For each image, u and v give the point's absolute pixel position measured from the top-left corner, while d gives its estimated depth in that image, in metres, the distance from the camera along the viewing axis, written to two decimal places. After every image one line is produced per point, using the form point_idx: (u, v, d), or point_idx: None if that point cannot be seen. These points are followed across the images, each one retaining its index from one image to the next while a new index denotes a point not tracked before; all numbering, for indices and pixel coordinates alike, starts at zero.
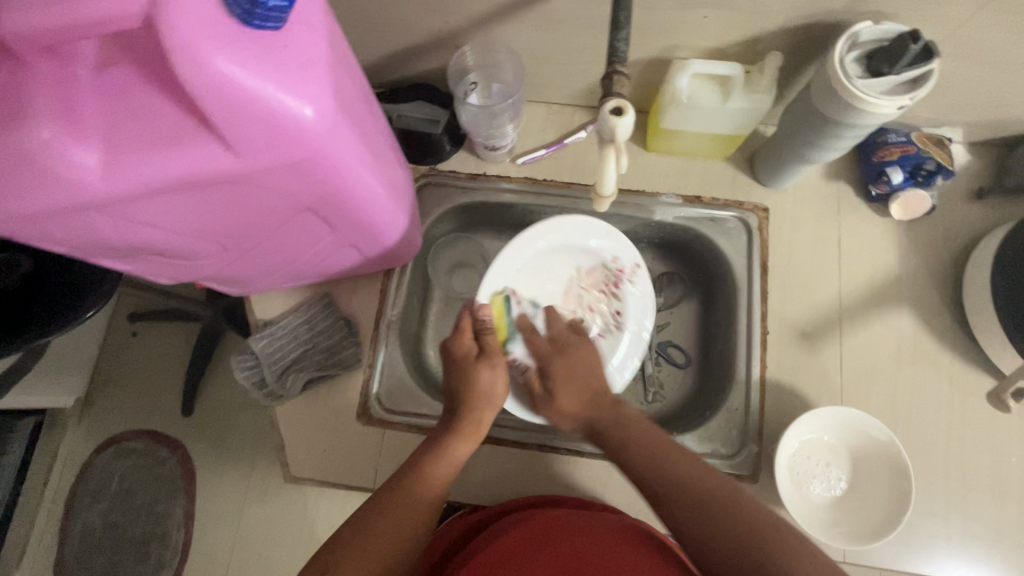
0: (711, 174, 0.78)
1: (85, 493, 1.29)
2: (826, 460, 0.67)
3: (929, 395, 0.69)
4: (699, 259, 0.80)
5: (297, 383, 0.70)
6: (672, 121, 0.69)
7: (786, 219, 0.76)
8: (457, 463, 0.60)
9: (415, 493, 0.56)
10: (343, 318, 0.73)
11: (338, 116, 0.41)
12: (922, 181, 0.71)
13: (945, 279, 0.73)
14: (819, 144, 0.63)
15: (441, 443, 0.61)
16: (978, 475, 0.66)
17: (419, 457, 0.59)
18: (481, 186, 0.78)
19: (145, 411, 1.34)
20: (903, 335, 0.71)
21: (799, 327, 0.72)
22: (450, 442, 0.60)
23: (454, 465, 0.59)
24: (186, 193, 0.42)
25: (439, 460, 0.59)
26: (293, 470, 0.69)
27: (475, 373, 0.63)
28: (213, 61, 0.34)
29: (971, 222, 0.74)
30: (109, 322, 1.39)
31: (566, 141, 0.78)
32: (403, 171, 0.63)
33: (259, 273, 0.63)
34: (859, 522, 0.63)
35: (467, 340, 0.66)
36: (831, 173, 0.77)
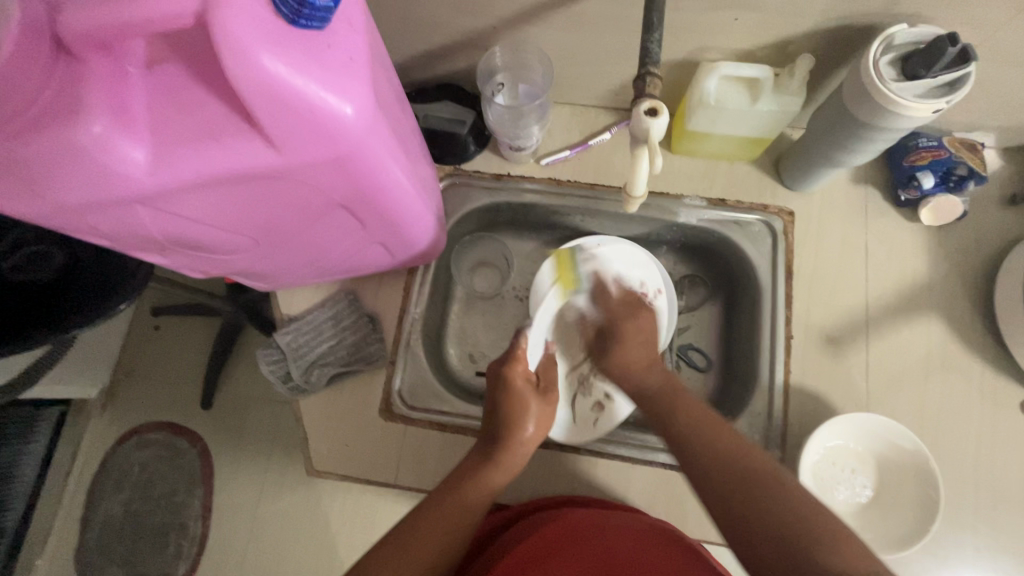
0: (736, 177, 0.77)
1: (106, 482, 1.32)
2: (852, 467, 0.66)
3: (958, 404, 0.68)
4: (722, 262, 0.79)
5: (321, 378, 0.71)
6: (699, 123, 0.69)
7: (813, 223, 0.75)
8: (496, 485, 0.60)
9: (453, 507, 0.57)
10: (366, 315, 0.74)
11: (376, 114, 0.42)
12: (954, 187, 0.70)
13: (976, 286, 0.72)
14: (849, 148, 0.63)
15: (483, 461, 0.60)
16: (1009, 486, 0.65)
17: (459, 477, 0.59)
18: (505, 187, 0.78)
19: (167, 403, 1.36)
20: (931, 342, 0.70)
21: (824, 332, 0.71)
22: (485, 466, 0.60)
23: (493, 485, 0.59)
24: (227, 188, 0.43)
25: (479, 480, 0.59)
26: (316, 464, 0.70)
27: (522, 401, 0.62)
28: (261, 59, 0.35)
29: (1003, 228, 0.73)
30: (134, 316, 1.42)
31: (591, 142, 0.79)
32: (430, 170, 0.63)
33: (288, 268, 0.64)
34: (884, 530, 0.63)
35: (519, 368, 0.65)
36: (859, 177, 0.76)
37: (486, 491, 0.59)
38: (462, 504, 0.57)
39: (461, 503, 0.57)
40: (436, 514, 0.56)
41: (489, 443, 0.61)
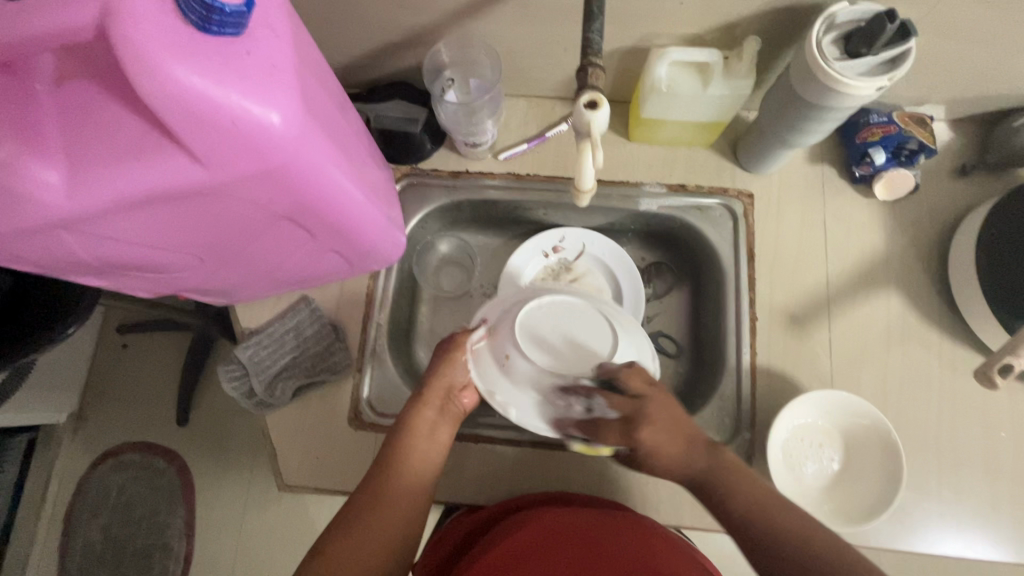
0: (695, 162, 0.77)
1: (83, 508, 1.28)
2: (819, 441, 0.67)
3: (918, 373, 0.69)
4: (685, 247, 0.80)
5: (287, 391, 0.69)
6: (652, 110, 0.69)
7: (772, 204, 0.76)
8: (435, 437, 0.62)
9: (392, 483, 0.58)
10: (329, 324, 0.73)
11: (307, 121, 0.40)
12: (906, 161, 0.71)
13: (932, 257, 0.73)
14: (800, 128, 0.63)
15: (411, 408, 0.63)
16: (968, 451, 0.67)
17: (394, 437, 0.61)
18: (464, 184, 0.77)
19: (140, 423, 1.33)
20: (890, 316, 0.71)
21: (788, 312, 0.72)
22: (413, 408, 0.63)
23: (432, 437, 0.62)
24: (156, 207, 0.41)
25: (413, 438, 0.61)
26: (287, 479, 0.68)
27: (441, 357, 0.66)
28: (171, 71, 0.33)
29: (956, 198, 0.74)
30: (98, 335, 1.38)
31: (548, 134, 0.77)
32: (385, 179, 0.62)
33: (241, 283, 0.62)
34: (852, 503, 0.64)
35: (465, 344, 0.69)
36: (815, 156, 0.76)
37: (426, 448, 0.61)
38: (405, 470, 0.59)
39: (408, 476, 0.59)
40: (387, 487, 0.58)
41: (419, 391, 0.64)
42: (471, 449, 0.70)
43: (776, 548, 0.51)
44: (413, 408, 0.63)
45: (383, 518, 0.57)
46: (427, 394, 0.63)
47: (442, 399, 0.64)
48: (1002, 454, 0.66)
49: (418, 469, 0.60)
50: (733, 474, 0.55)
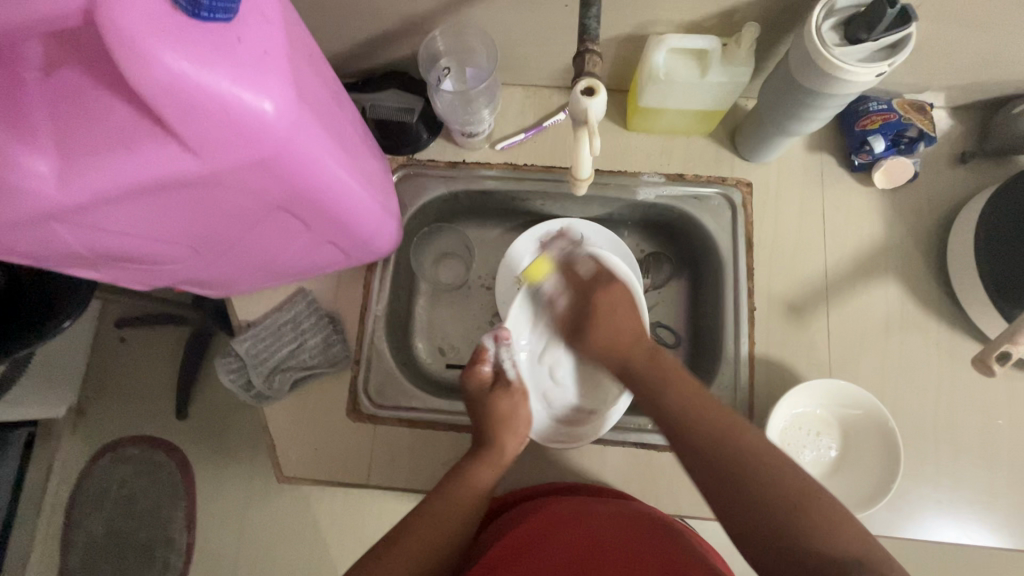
0: (694, 151, 0.77)
1: (85, 501, 1.29)
2: (817, 430, 0.67)
3: (916, 361, 0.69)
4: (683, 237, 0.79)
5: (284, 383, 0.69)
6: (650, 99, 0.68)
7: (770, 192, 0.75)
8: (483, 486, 0.60)
9: (437, 516, 0.56)
10: (326, 316, 0.72)
11: (301, 109, 0.40)
12: (906, 148, 0.71)
13: (931, 246, 0.73)
14: (798, 115, 0.63)
15: (470, 461, 0.61)
16: (965, 439, 0.67)
17: (447, 478, 0.60)
18: (461, 174, 0.77)
19: (140, 417, 1.33)
20: (888, 304, 0.71)
21: (786, 301, 0.72)
22: (479, 463, 0.61)
23: (480, 487, 0.60)
24: (149, 197, 0.41)
25: (460, 481, 0.59)
26: (286, 471, 0.68)
27: (493, 400, 0.65)
28: (161, 58, 0.33)
29: (955, 186, 0.74)
30: (97, 329, 1.37)
31: (545, 123, 0.77)
32: (381, 172, 0.62)
33: (237, 274, 0.61)
34: (852, 492, 0.64)
35: (483, 370, 0.67)
36: (814, 144, 0.76)
37: (476, 495, 0.59)
38: (459, 510, 0.58)
39: (457, 505, 0.58)
40: (438, 520, 0.56)
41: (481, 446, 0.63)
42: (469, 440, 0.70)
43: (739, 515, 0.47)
44: (473, 461, 0.61)
45: (431, 545, 0.55)
46: (501, 455, 0.62)
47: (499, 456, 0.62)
48: (1000, 441, 0.67)
49: (468, 510, 0.58)
50: (701, 430, 0.51)
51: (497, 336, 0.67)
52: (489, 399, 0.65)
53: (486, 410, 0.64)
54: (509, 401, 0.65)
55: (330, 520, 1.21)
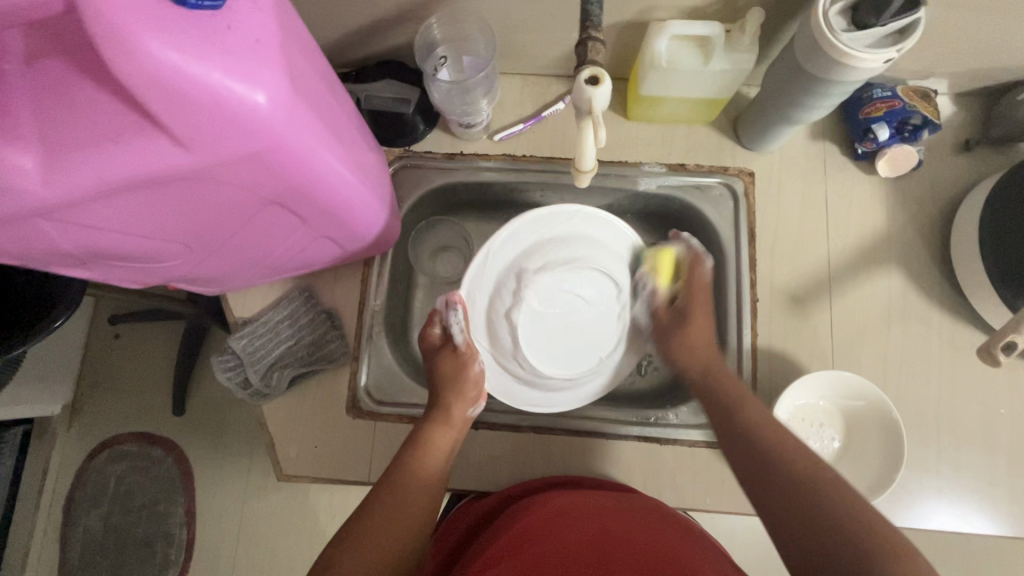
0: (695, 140, 0.76)
1: (82, 498, 1.28)
2: (821, 421, 0.67)
3: (918, 350, 0.69)
4: (684, 227, 0.78)
5: (282, 380, 0.68)
6: (651, 87, 0.67)
7: (773, 182, 0.74)
8: (443, 445, 0.62)
9: (400, 482, 0.58)
10: (324, 311, 0.71)
11: (295, 100, 0.39)
12: (909, 136, 0.70)
13: (934, 234, 0.72)
14: (802, 103, 0.61)
15: (424, 424, 0.63)
16: (967, 427, 0.67)
17: (407, 444, 0.62)
18: (459, 166, 0.76)
19: (136, 413, 1.32)
20: (891, 294, 0.71)
21: (789, 292, 0.71)
22: (434, 425, 0.62)
23: (440, 446, 0.61)
24: (138, 193, 0.40)
25: (418, 445, 0.60)
26: (286, 469, 0.67)
27: (438, 359, 0.67)
28: (148, 48, 0.31)
29: (959, 174, 0.73)
30: (90, 326, 1.35)
31: (544, 114, 0.75)
32: (377, 164, 0.61)
33: (231, 270, 0.60)
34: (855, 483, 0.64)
35: (434, 334, 0.69)
36: (817, 132, 0.75)
37: (437, 458, 0.61)
38: (419, 481, 0.59)
39: (421, 469, 0.59)
40: (402, 485, 0.57)
41: (434, 407, 0.64)
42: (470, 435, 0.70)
43: (783, 513, 0.46)
44: (430, 423, 0.62)
45: (399, 512, 0.56)
46: (451, 411, 0.63)
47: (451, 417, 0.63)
48: (1001, 430, 0.67)
49: (430, 472, 0.60)
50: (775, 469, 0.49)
51: (450, 299, 0.67)
52: (436, 360, 0.67)
53: (433, 371, 0.67)
54: (452, 361, 0.66)
55: (330, 514, 1.21)
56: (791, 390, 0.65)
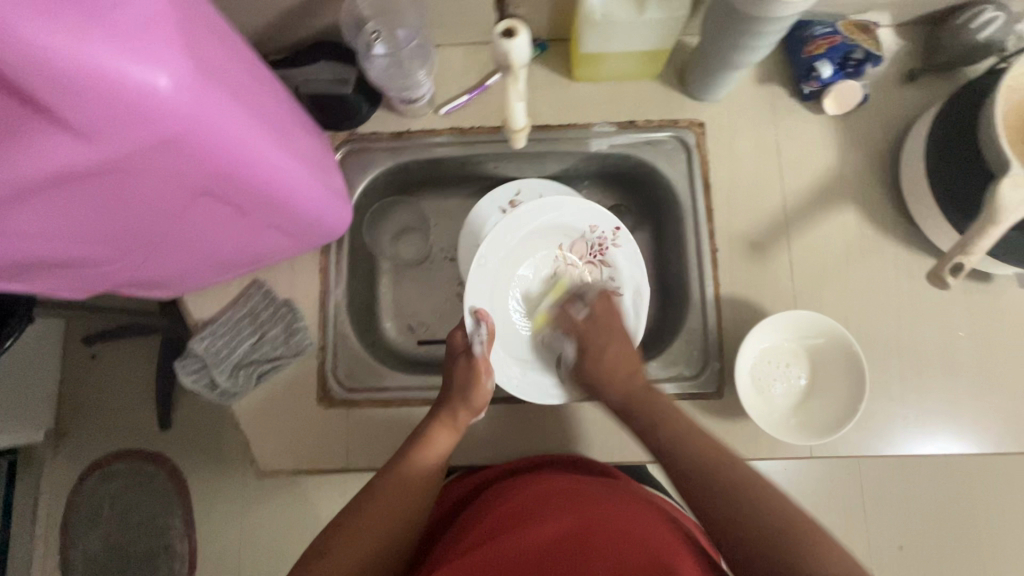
0: (643, 95, 0.75)
1: (79, 521, 1.28)
2: (787, 361, 0.68)
3: (876, 284, 0.70)
4: (640, 185, 0.79)
5: (249, 377, 0.67)
6: (590, 44, 0.66)
7: (724, 130, 0.74)
8: (441, 450, 0.62)
9: (396, 483, 0.58)
10: (283, 304, 0.70)
11: (203, 79, 0.37)
12: (853, 72, 0.70)
13: (885, 168, 0.72)
14: (741, 45, 0.61)
15: (429, 426, 0.63)
16: (928, 354, 0.68)
17: (406, 446, 0.62)
18: (409, 145, 0.75)
19: (122, 432, 1.30)
20: (847, 231, 0.71)
21: (747, 239, 0.71)
22: (430, 425, 0.63)
23: (439, 451, 0.62)
24: (53, 193, 0.38)
25: (418, 448, 0.61)
26: (264, 465, 0.67)
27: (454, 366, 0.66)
28: (26, 32, 0.30)
29: (905, 106, 0.73)
30: (64, 349, 1.33)
31: (489, 83, 0.74)
32: (316, 149, 0.59)
33: (180, 271, 0.59)
34: (820, 419, 0.65)
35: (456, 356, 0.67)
36: (764, 77, 0.74)
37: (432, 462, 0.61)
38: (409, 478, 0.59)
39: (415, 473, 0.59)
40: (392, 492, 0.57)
41: (442, 408, 0.64)
42: None
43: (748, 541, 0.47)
44: (434, 426, 0.63)
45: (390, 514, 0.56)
46: (456, 416, 0.63)
47: (457, 423, 0.63)
48: (961, 353, 0.68)
49: (427, 473, 0.60)
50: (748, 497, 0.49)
51: (478, 313, 0.67)
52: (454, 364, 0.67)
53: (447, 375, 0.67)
54: (465, 368, 0.65)
55: (332, 508, 1.22)
56: (752, 335, 0.66)
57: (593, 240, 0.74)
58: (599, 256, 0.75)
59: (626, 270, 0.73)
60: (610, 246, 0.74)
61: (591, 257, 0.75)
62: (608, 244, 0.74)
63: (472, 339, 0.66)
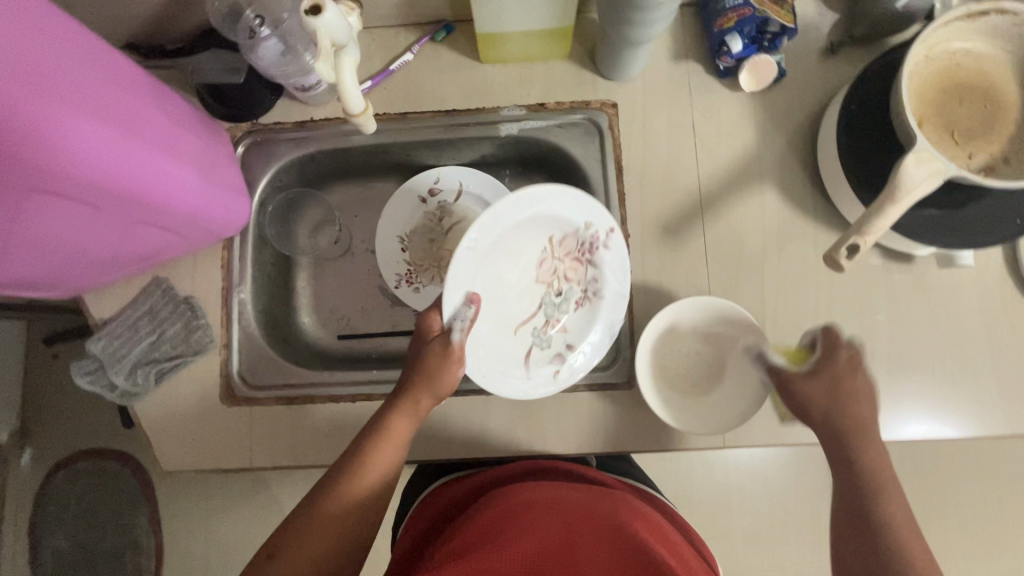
0: (555, 76, 0.72)
1: (46, 520, 1.28)
2: (698, 350, 0.66)
3: (796, 266, 0.68)
4: (558, 170, 0.76)
5: (148, 377, 0.66)
6: (483, 23, 0.63)
7: (638, 111, 0.71)
8: (400, 438, 0.58)
9: (353, 482, 0.56)
10: (184, 301, 0.68)
11: None
12: (768, 46, 0.67)
13: (806, 146, 0.70)
14: (632, 19, 0.57)
15: (389, 414, 0.59)
16: (848, 338, 0.66)
17: (360, 439, 0.58)
18: (312, 134, 0.72)
19: (85, 431, 1.29)
20: (767, 213, 0.69)
21: (662, 223, 0.69)
22: (391, 413, 0.59)
23: (397, 439, 0.58)
24: None
25: (378, 441, 0.57)
26: (167, 465, 0.66)
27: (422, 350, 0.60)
28: None
29: (828, 80, 0.70)
30: (26, 350, 1.30)
31: (393, 67, 0.71)
32: (188, 141, 0.58)
33: (58, 275, 0.57)
34: (726, 410, 0.63)
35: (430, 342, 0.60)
36: (680, 53, 0.71)
37: (389, 460, 0.57)
38: (366, 478, 0.56)
39: (372, 471, 0.56)
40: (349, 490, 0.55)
41: (404, 397, 0.59)
42: (349, 409, 0.67)
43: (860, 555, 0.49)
44: (394, 414, 0.59)
45: (343, 513, 0.55)
46: (418, 405, 0.59)
47: (420, 406, 0.59)
48: (883, 336, 0.66)
49: (382, 474, 0.57)
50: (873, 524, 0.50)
51: (473, 299, 0.62)
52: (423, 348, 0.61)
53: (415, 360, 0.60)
54: (438, 354, 0.59)
55: (294, 503, 1.22)
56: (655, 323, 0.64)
57: (585, 236, 0.67)
58: (587, 256, 0.68)
59: (612, 278, 0.67)
60: (601, 247, 0.66)
61: (578, 256, 0.69)
62: (599, 244, 0.66)
63: (454, 322, 0.60)
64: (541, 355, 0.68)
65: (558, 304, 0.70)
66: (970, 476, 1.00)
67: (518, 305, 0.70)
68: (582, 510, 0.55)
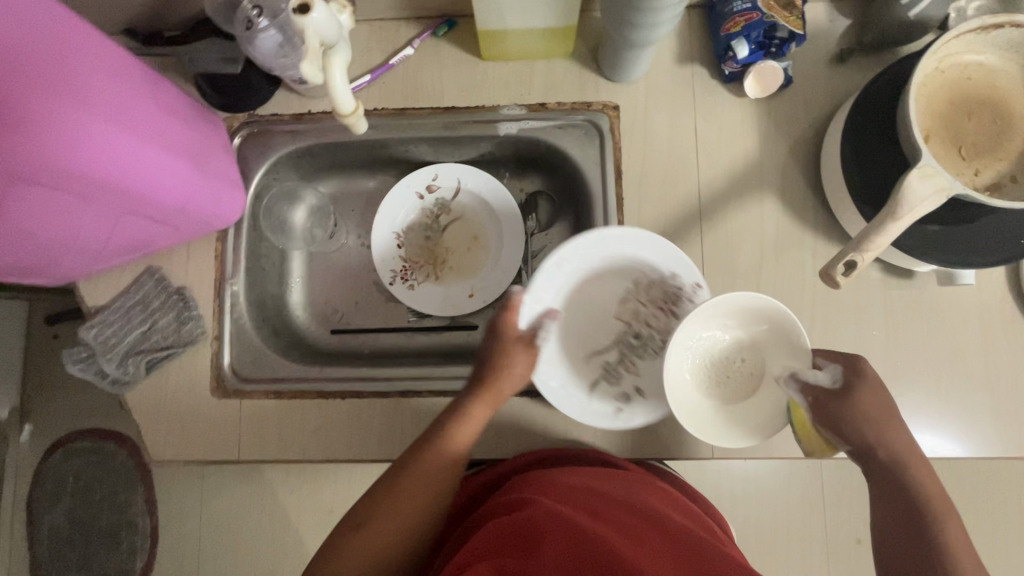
0: (556, 76, 0.71)
1: (43, 496, 1.29)
2: (730, 351, 0.60)
3: (793, 278, 0.67)
4: (557, 172, 0.75)
5: (139, 367, 0.66)
6: (484, 20, 0.62)
7: (639, 114, 0.70)
8: (474, 425, 0.60)
9: (428, 465, 0.57)
10: (176, 292, 0.68)
11: None
12: (776, 52, 0.65)
13: (810, 155, 0.68)
14: (633, 22, 0.57)
15: (467, 400, 0.60)
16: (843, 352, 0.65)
17: (435, 424, 0.59)
18: (310, 127, 0.72)
19: (85, 410, 1.30)
20: (765, 222, 0.68)
21: (659, 229, 0.68)
22: (468, 398, 0.60)
23: (473, 426, 0.59)
24: None
25: (452, 426, 0.59)
26: (155, 454, 0.66)
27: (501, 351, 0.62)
28: None
29: (835, 88, 0.69)
30: (28, 328, 1.31)
31: (392, 61, 0.70)
32: (179, 130, 0.58)
33: (50, 262, 0.57)
34: (749, 421, 0.58)
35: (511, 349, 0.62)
36: (685, 56, 0.70)
37: (464, 442, 0.59)
38: (438, 460, 0.57)
39: (447, 453, 0.58)
40: (423, 470, 0.57)
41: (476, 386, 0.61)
42: (337, 405, 0.67)
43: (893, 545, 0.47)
44: (469, 400, 0.60)
45: (418, 495, 0.56)
46: (496, 391, 0.60)
47: (497, 392, 0.60)
48: (879, 351, 0.65)
49: (455, 456, 0.58)
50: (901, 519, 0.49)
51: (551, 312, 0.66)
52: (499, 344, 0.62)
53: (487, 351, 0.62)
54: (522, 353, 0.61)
55: (288, 492, 1.22)
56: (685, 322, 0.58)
57: (670, 290, 0.65)
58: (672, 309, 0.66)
59: None
60: (686, 300, 0.64)
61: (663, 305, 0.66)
62: (685, 298, 0.64)
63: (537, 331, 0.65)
64: (608, 389, 0.66)
65: (635, 345, 0.68)
66: (962, 489, 1.00)
67: (591, 336, 0.69)
68: (616, 492, 0.55)
